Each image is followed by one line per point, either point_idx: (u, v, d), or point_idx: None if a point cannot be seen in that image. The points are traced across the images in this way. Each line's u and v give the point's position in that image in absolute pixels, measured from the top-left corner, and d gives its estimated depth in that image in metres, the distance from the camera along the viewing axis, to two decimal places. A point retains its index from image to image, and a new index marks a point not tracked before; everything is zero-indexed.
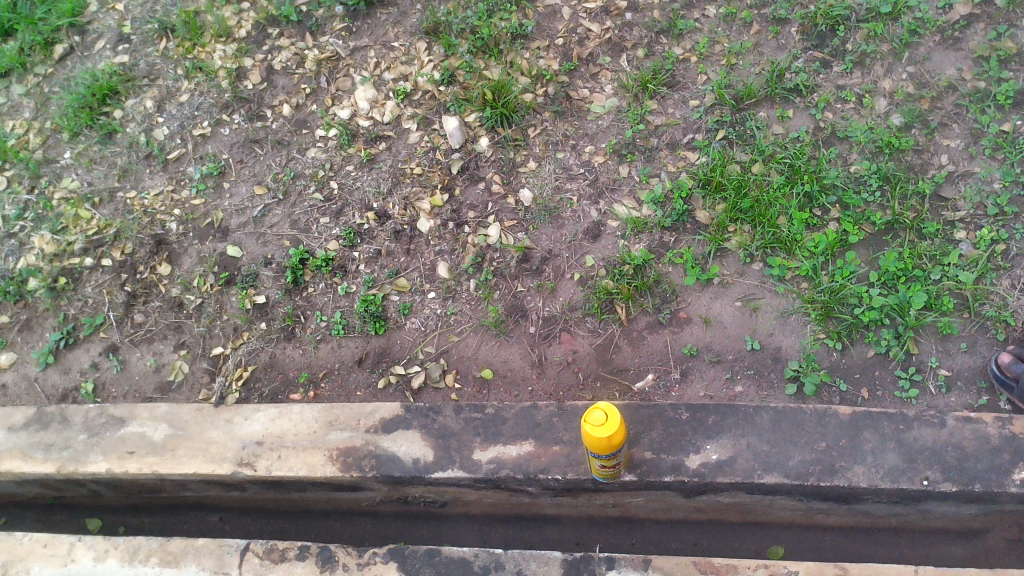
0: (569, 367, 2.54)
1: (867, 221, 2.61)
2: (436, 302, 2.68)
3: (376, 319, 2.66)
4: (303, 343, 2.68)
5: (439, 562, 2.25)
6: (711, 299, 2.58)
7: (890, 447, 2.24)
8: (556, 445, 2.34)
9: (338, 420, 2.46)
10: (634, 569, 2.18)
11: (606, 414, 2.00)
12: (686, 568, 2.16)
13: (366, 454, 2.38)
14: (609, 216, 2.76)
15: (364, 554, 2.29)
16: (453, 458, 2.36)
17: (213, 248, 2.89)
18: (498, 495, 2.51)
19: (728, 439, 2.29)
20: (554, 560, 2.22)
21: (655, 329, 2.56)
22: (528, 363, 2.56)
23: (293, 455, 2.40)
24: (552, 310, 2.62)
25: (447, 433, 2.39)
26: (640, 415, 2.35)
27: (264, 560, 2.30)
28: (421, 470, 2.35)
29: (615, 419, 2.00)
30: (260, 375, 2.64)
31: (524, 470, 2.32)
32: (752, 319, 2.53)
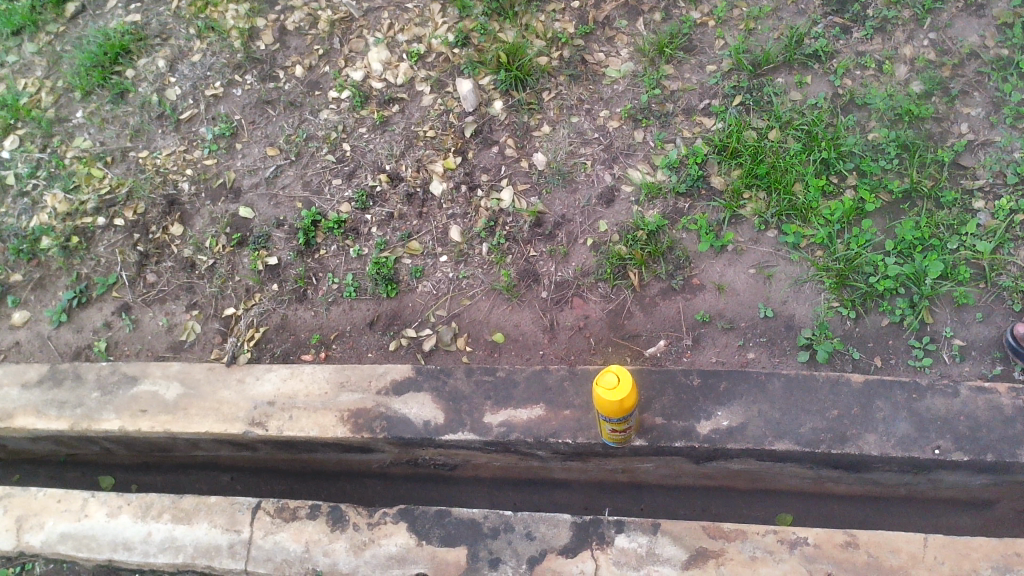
0: (581, 332, 2.53)
1: (884, 189, 2.58)
2: (448, 265, 2.67)
3: (388, 282, 2.65)
4: (315, 305, 2.68)
5: (449, 523, 2.27)
6: (725, 266, 2.55)
7: (902, 416, 2.24)
8: (567, 410, 2.35)
9: (349, 381, 2.48)
10: (643, 533, 2.19)
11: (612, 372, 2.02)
12: (697, 534, 2.17)
13: (377, 415, 2.41)
14: (623, 180, 2.74)
15: (374, 514, 2.30)
16: (464, 421, 2.37)
17: (225, 208, 2.88)
18: (508, 459, 2.53)
19: (740, 405, 2.30)
20: (564, 523, 2.23)
21: (668, 295, 2.54)
22: (540, 327, 2.56)
23: (304, 416, 2.43)
24: (565, 274, 2.61)
25: (458, 395, 2.41)
26: (651, 380, 2.35)
27: (275, 518, 2.32)
28: (432, 432, 2.37)
29: (624, 375, 2.02)
30: (271, 336, 2.64)
31: (535, 433, 2.33)
32: (766, 286, 2.50)
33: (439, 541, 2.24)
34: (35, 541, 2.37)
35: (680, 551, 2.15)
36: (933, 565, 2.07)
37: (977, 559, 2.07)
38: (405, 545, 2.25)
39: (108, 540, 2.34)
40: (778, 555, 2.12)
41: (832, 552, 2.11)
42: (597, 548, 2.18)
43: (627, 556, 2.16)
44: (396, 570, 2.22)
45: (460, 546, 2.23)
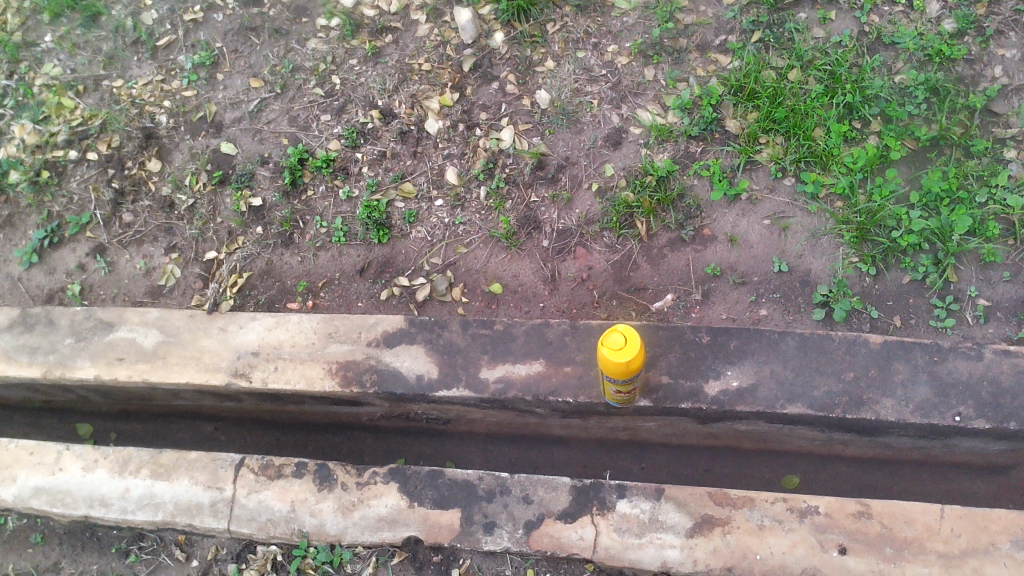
0: (584, 285, 2.38)
1: (910, 136, 2.42)
2: (444, 210, 2.51)
3: (379, 227, 2.48)
4: (302, 250, 2.51)
5: (442, 484, 2.16)
6: (737, 217, 2.40)
7: (922, 379, 2.13)
8: (568, 366, 2.23)
9: (338, 332, 2.36)
10: (646, 499, 2.10)
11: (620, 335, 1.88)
12: (702, 500, 2.08)
13: (368, 369, 2.30)
14: (631, 121, 2.57)
15: (364, 474, 2.19)
16: (458, 377, 2.26)
17: (206, 143, 2.69)
18: (504, 416, 2.42)
19: (751, 364, 2.18)
20: (563, 486, 2.14)
21: (677, 246, 2.39)
22: (540, 278, 2.41)
23: (290, 367, 2.32)
24: (567, 222, 2.45)
25: (453, 349, 2.29)
26: (659, 337, 2.22)
27: (259, 476, 2.21)
28: (424, 388, 2.26)
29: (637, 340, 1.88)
30: (255, 283, 2.48)
31: (534, 391, 2.22)
32: (781, 239, 2.35)
33: (432, 504, 2.14)
34: (7, 495, 2.26)
35: (683, 517, 2.07)
36: (949, 537, 1.99)
37: (995, 533, 1.99)
38: (396, 506, 2.15)
39: (83, 495, 2.23)
40: (787, 524, 2.04)
41: (844, 522, 2.03)
42: (598, 513, 2.09)
43: (629, 523, 2.08)
44: (387, 532, 2.13)
45: (453, 509, 2.13)
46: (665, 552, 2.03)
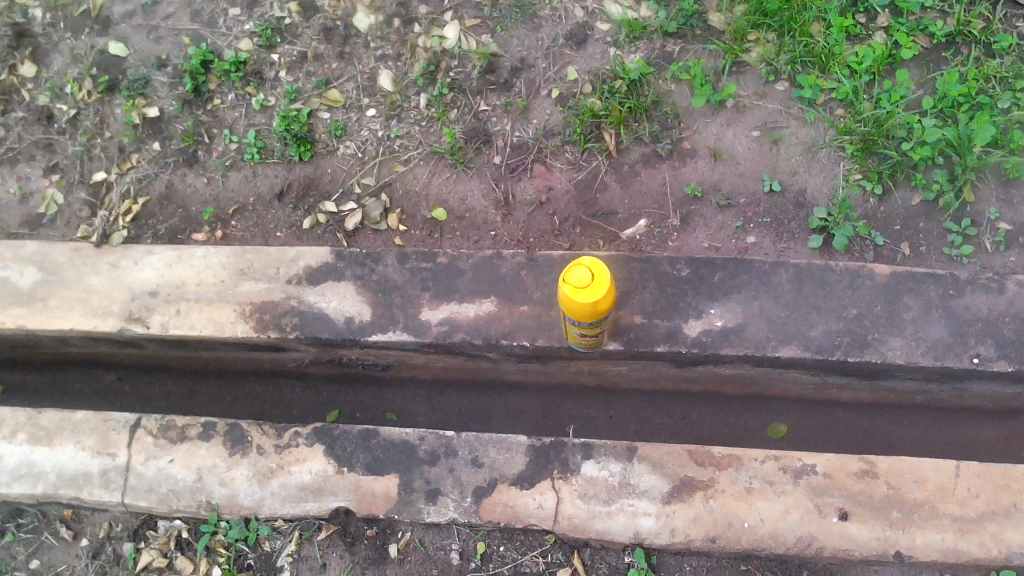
0: (543, 209, 2.01)
1: (923, 32, 2.07)
2: (377, 122, 2.08)
3: (300, 142, 2.06)
4: (208, 171, 2.09)
5: (377, 446, 1.84)
6: (723, 127, 2.03)
7: (936, 316, 1.83)
8: (525, 305, 1.90)
9: (252, 268, 1.98)
10: (616, 459, 1.79)
11: (585, 271, 1.54)
12: (680, 460, 1.78)
13: (288, 311, 1.94)
14: (597, 16, 2.14)
15: (284, 435, 1.86)
16: (395, 318, 1.92)
17: (89, 43, 2.19)
18: (451, 360, 2.07)
19: (737, 301, 1.86)
20: (518, 446, 1.82)
21: (652, 162, 2.02)
22: (491, 202, 2.02)
23: (196, 310, 1.96)
24: (523, 135, 2.05)
25: (388, 286, 1.94)
26: (630, 271, 1.89)
27: (158, 440, 1.87)
28: (355, 332, 1.92)
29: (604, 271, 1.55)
30: (154, 210, 2.08)
31: (484, 334, 1.89)
32: (772, 154, 2.01)
33: (366, 469, 1.83)
34: None
35: (658, 480, 1.77)
36: (966, 498, 1.72)
37: (1017, 492, 1.73)
38: (322, 473, 1.83)
39: None
40: (779, 487, 1.75)
41: (845, 483, 1.75)
42: (559, 477, 1.79)
43: (595, 488, 1.77)
44: (312, 503, 1.82)
45: (389, 474, 1.82)
46: (637, 521, 1.74)
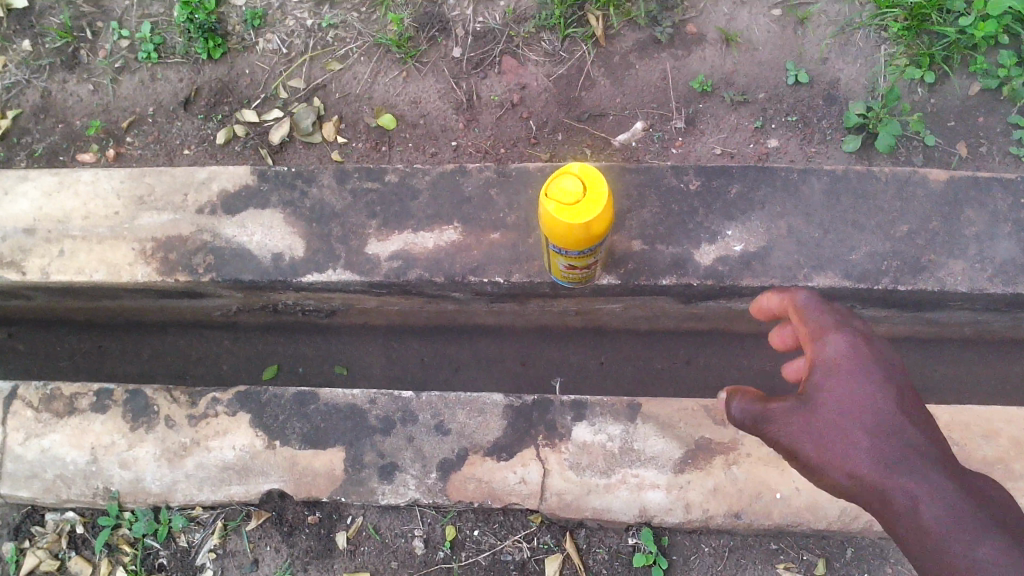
0: (515, 112, 1.62)
1: None
2: (304, 8, 1.66)
3: (208, 35, 1.64)
4: (93, 75, 1.66)
5: (317, 413, 1.48)
6: (735, 5, 1.64)
7: (1004, 231, 1.48)
8: (496, 233, 1.52)
9: (152, 196, 1.58)
10: (615, 420, 1.44)
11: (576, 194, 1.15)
12: (695, 418, 1.44)
13: (201, 247, 1.55)
14: None
15: (199, 403, 1.49)
16: (335, 253, 1.54)
17: None
18: (408, 301, 1.70)
19: (761, 220, 1.50)
20: (493, 408, 1.46)
21: (649, 51, 1.63)
22: (451, 104, 1.63)
23: (84, 250, 1.56)
24: (488, 20, 1.64)
25: (325, 213, 1.55)
26: (626, 185, 1.52)
27: (41, 414, 1.50)
28: (284, 272, 1.53)
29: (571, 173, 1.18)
30: (28, 126, 1.66)
31: (446, 270, 1.52)
32: (795, 36, 1.63)
33: (303, 442, 1.46)
34: None
35: (668, 444, 1.43)
36: None
37: None
38: (249, 448, 1.46)
39: None
40: None
41: None
42: (545, 444, 1.44)
43: (590, 456, 1.42)
44: (236, 486, 1.45)
45: (332, 447, 1.45)
46: (644, 496, 1.40)
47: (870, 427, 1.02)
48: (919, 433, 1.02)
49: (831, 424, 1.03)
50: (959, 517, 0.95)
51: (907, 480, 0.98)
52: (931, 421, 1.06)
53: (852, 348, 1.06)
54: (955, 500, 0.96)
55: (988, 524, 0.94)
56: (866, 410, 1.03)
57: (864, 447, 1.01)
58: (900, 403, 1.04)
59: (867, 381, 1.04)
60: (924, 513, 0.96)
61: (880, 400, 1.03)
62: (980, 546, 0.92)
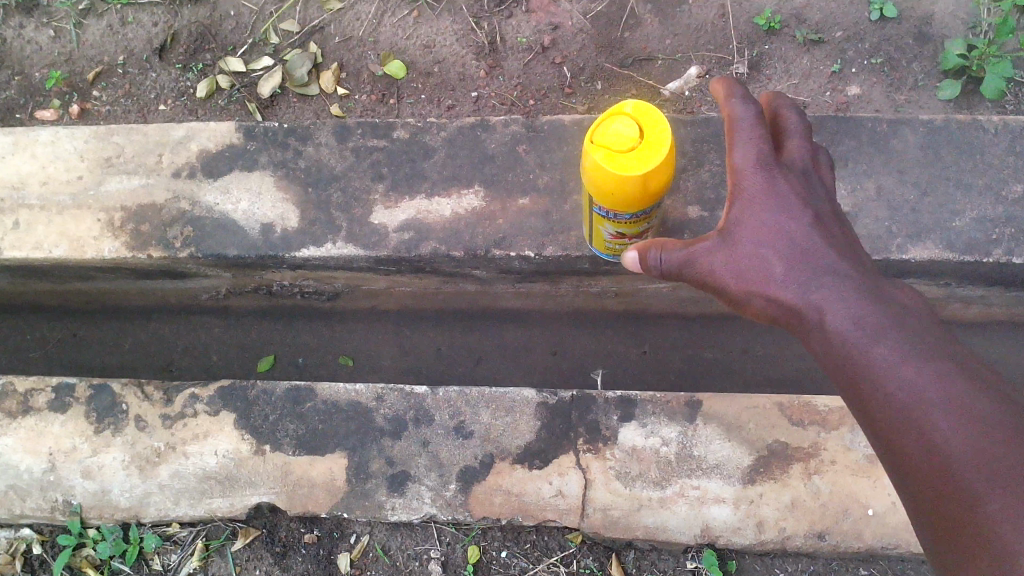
0: (546, 55, 1.37)
1: None
2: None
3: None
4: (56, 19, 1.43)
5: (315, 413, 1.24)
6: None
7: None
8: (525, 198, 1.28)
9: (121, 158, 1.35)
10: (670, 421, 1.20)
11: (629, 144, 0.85)
12: (767, 419, 1.19)
13: (177, 217, 1.32)
14: None
15: (175, 401, 1.26)
16: (335, 223, 1.30)
17: None
18: (421, 280, 1.45)
19: (844, 179, 1.25)
20: (524, 406, 1.22)
21: None
22: (471, 48, 1.38)
23: (42, 222, 1.33)
24: None
25: (323, 177, 1.31)
26: (681, 140, 1.27)
27: None
28: (276, 246, 1.30)
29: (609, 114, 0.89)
30: None
31: (467, 242, 1.28)
32: None
33: (298, 447, 1.23)
34: None
35: (735, 450, 1.18)
36: None
37: None
38: (234, 454, 1.23)
39: None
40: None
41: None
42: (586, 450, 1.20)
43: (641, 464, 1.19)
44: (218, 499, 1.22)
45: (333, 453, 1.22)
46: (706, 512, 1.16)
47: (785, 248, 0.86)
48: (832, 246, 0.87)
49: (750, 255, 0.86)
50: (875, 325, 0.79)
51: (826, 298, 0.83)
52: (853, 243, 0.89)
53: (771, 157, 0.88)
54: (872, 311, 0.81)
55: (907, 324, 0.80)
56: (782, 227, 0.86)
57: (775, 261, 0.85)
58: (814, 217, 0.88)
59: (784, 193, 0.87)
60: (837, 325, 0.81)
61: (801, 217, 0.87)
62: (881, 347, 0.78)
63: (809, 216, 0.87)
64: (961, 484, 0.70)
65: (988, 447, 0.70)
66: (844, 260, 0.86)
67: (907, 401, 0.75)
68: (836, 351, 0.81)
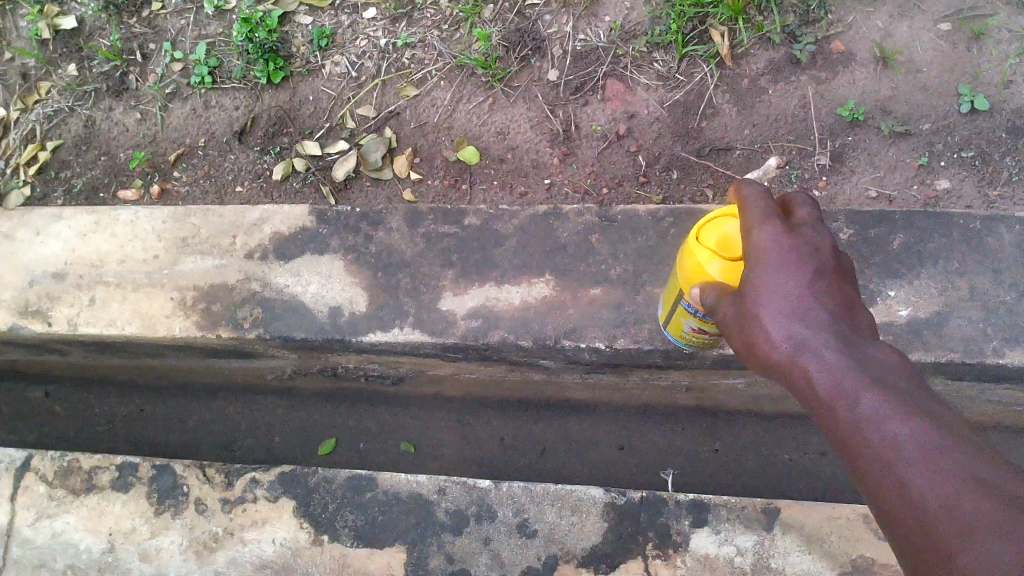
0: (622, 143, 1.36)
1: None
2: (378, 28, 1.44)
3: (269, 56, 1.43)
4: (143, 101, 1.47)
5: (375, 503, 1.21)
6: (892, 19, 1.35)
7: None
8: (597, 288, 1.25)
9: (197, 238, 1.36)
10: (745, 529, 1.13)
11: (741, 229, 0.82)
12: (852, 531, 1.12)
13: (247, 299, 1.32)
14: None
15: (234, 485, 1.24)
16: (403, 309, 1.28)
17: None
18: (486, 368, 1.41)
19: (936, 279, 1.19)
20: (590, 506, 1.17)
21: (784, 74, 1.35)
22: (545, 135, 1.37)
23: (117, 301, 1.35)
24: (591, 39, 1.39)
25: (392, 262, 1.30)
26: None
27: (56, 491, 1.27)
28: (343, 330, 1.29)
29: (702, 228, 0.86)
30: (68, 160, 1.48)
31: (536, 332, 1.25)
32: (971, 57, 1.33)
33: (356, 539, 1.19)
34: None
35: (816, 564, 1.11)
36: None
37: None
38: (291, 544, 1.20)
39: None
40: None
41: None
42: (656, 556, 1.13)
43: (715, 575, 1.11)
44: None
45: (392, 547, 1.18)
46: None
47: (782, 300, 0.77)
48: (837, 302, 0.77)
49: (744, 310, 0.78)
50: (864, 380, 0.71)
51: (812, 356, 0.74)
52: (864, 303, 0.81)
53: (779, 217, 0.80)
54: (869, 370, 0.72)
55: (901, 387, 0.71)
56: (781, 284, 0.77)
57: (770, 318, 0.76)
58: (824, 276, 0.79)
59: (788, 249, 0.77)
60: (823, 386, 0.73)
61: (803, 271, 0.77)
62: (864, 402, 0.70)
63: (813, 269, 0.78)
64: (936, 547, 0.61)
65: (967, 506, 0.61)
66: (843, 318, 0.77)
67: (891, 462, 0.66)
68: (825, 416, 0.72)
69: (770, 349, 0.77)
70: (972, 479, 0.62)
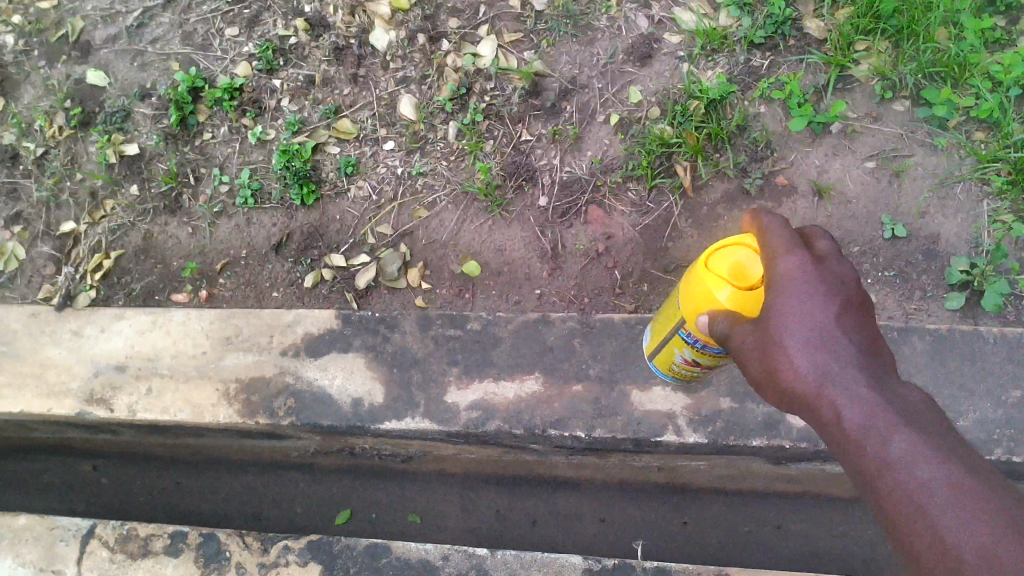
0: (601, 260, 1.61)
1: None
2: (396, 158, 1.70)
3: (302, 182, 1.69)
4: (194, 218, 1.73)
5: (390, 567, 1.43)
6: (828, 158, 1.62)
7: None
8: (578, 385, 1.49)
9: (239, 337, 1.60)
10: None
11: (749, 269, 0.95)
12: None
13: (281, 391, 1.55)
14: (665, 25, 1.72)
15: (269, 551, 1.46)
16: (414, 401, 1.52)
17: (65, 72, 1.83)
18: (484, 450, 1.64)
19: None
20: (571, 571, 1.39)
21: (737, 203, 1.61)
22: (536, 252, 1.63)
23: (170, 390, 1.58)
24: (575, 171, 1.65)
25: (405, 360, 1.54)
26: None
27: (116, 554, 1.49)
28: (363, 418, 1.52)
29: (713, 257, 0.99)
30: (128, 267, 1.73)
31: (527, 422, 1.48)
32: (893, 191, 1.59)
33: None
34: None
35: None
36: None
37: None
38: None
39: None
40: None
41: None
42: None
43: None
44: None
45: None
46: None
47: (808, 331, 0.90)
48: (859, 338, 0.90)
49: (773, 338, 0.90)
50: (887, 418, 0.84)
51: (839, 390, 0.87)
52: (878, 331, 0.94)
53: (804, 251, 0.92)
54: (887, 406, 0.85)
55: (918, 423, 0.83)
56: (809, 315, 0.89)
57: (800, 351, 0.89)
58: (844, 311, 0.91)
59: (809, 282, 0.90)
60: (852, 418, 0.85)
61: (830, 302, 0.90)
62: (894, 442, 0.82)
63: (837, 307, 0.90)
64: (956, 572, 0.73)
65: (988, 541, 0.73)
66: (863, 347, 0.90)
67: (917, 493, 0.79)
68: (851, 441, 0.85)
69: (798, 378, 0.89)
70: (986, 517, 0.75)
